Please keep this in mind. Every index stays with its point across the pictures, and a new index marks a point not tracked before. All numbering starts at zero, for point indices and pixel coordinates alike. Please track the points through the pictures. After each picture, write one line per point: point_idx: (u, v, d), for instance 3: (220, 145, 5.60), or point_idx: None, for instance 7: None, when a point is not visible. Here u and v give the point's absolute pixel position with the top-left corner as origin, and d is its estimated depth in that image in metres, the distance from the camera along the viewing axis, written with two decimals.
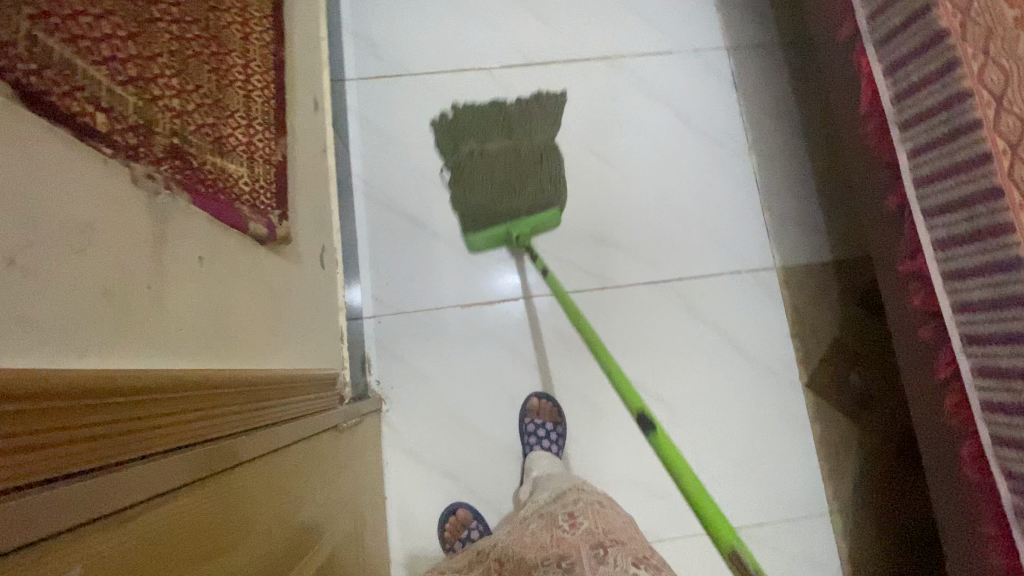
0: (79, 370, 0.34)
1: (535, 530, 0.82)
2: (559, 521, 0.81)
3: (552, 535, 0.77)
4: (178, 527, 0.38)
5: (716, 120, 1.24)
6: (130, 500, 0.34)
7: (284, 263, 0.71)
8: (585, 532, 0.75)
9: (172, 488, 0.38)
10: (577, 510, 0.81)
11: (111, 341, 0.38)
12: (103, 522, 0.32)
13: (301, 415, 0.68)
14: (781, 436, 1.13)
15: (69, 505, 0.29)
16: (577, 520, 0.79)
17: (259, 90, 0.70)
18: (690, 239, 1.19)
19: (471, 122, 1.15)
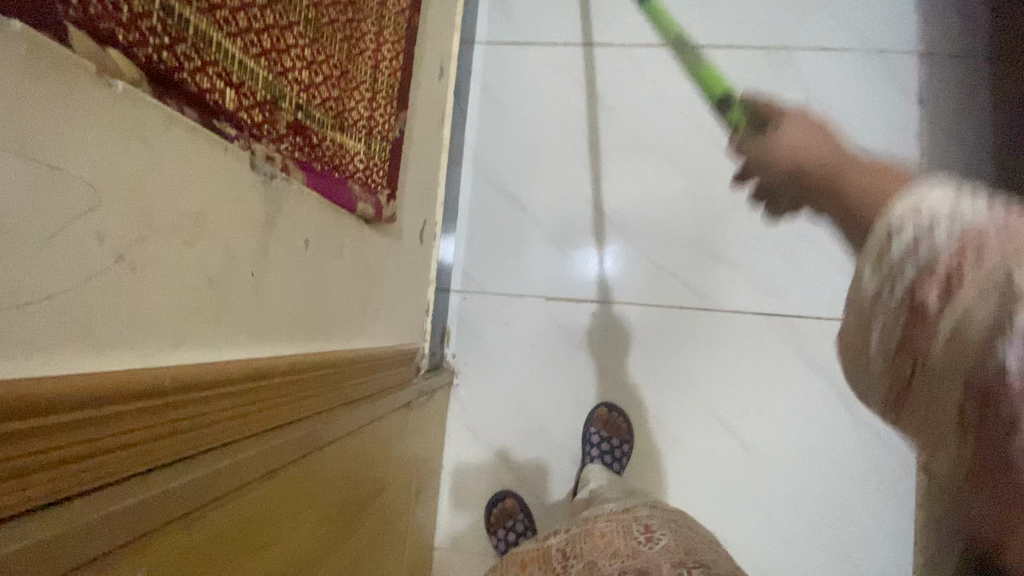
0: (173, 367, 0.34)
1: (606, 530, 0.77)
2: (633, 531, 0.76)
3: (626, 543, 0.73)
4: (247, 523, 0.39)
5: None
6: (211, 498, 0.34)
7: (385, 242, 0.71)
8: (664, 547, 0.71)
9: (250, 483, 0.39)
10: (654, 523, 0.77)
11: (209, 333, 0.38)
12: (184, 521, 0.32)
13: (377, 395, 0.69)
14: (874, 513, 1.00)
15: (154, 506, 0.30)
16: (653, 535, 0.74)
17: (388, 61, 0.68)
18: (817, 273, 1.05)
19: None
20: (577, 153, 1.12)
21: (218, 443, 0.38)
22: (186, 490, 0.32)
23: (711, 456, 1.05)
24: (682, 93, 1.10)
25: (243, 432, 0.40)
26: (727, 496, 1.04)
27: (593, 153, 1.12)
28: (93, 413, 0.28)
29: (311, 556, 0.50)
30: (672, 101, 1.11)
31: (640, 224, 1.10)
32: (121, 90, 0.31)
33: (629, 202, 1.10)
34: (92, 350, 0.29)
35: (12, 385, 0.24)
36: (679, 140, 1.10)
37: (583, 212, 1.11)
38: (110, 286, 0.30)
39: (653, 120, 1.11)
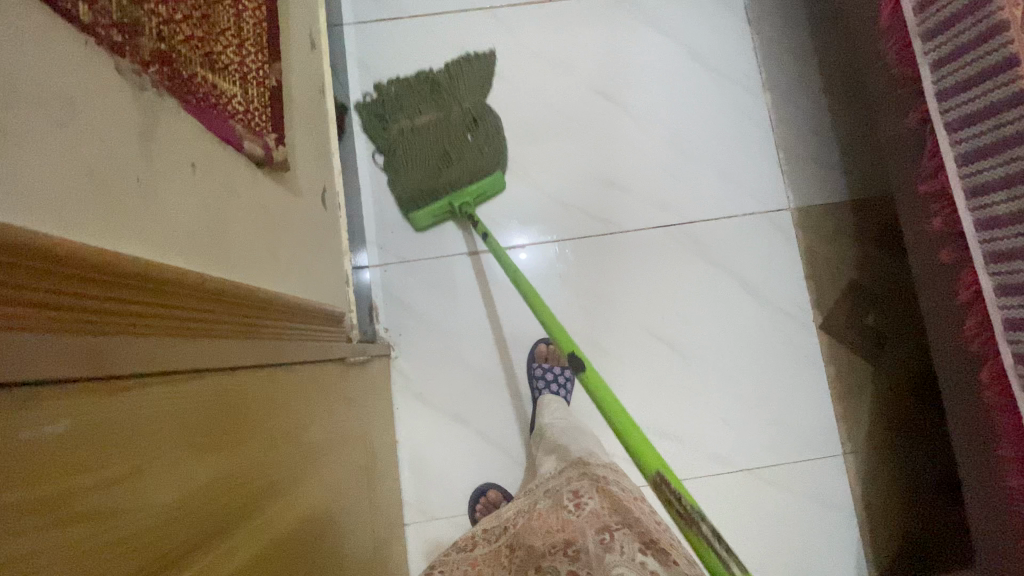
0: (72, 240, 0.33)
1: (541, 509, 0.79)
2: (564, 502, 0.78)
3: (558, 516, 0.75)
4: (181, 426, 0.38)
5: (729, 57, 1.19)
6: (134, 371, 0.34)
7: (282, 192, 0.70)
8: (591, 512, 0.73)
9: (173, 371, 0.38)
10: (581, 488, 0.79)
11: (102, 224, 0.37)
12: (110, 386, 0.32)
13: (306, 341, 0.68)
14: (795, 378, 1.12)
15: (76, 356, 0.29)
16: (583, 500, 0.76)
17: (252, 11, 0.68)
18: (698, 181, 1.16)
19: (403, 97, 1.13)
20: None
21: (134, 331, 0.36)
22: (102, 352, 0.31)
23: (648, 366, 1.12)
24: (550, 45, 1.19)
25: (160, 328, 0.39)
26: (669, 399, 1.11)
27: None
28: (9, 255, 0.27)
29: (260, 479, 0.49)
30: (543, 53, 1.19)
31: (537, 170, 1.16)
32: None
33: (523, 152, 1.16)
34: None
35: None
36: (556, 88, 1.18)
37: None
38: None
39: (528, 72, 1.18)
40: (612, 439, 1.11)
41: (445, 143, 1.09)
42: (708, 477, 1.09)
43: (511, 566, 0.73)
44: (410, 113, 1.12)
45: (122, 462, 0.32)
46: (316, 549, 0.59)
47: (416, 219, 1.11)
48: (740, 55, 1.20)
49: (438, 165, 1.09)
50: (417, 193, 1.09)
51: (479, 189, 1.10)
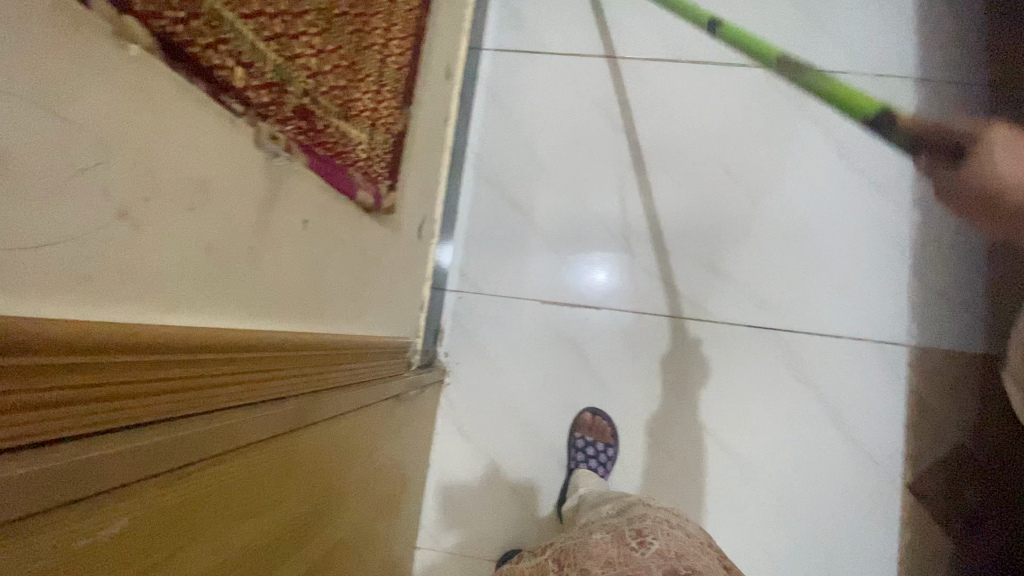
0: (171, 328, 0.35)
1: (598, 539, 0.77)
2: (625, 537, 0.76)
3: (619, 551, 0.73)
4: (223, 505, 0.39)
5: (880, 162, 1.07)
6: (203, 457, 0.36)
7: (383, 234, 0.71)
8: (656, 553, 0.71)
9: (239, 447, 0.40)
10: (645, 527, 0.76)
11: (206, 297, 0.39)
12: (176, 476, 0.34)
13: (368, 382, 0.70)
14: (860, 532, 1.00)
15: (151, 458, 0.31)
16: (647, 539, 0.74)
17: (396, 56, 0.70)
18: (808, 289, 1.06)
19: None
20: (579, 161, 1.14)
21: (210, 407, 0.39)
22: (178, 446, 0.33)
23: (700, 468, 1.05)
24: (685, 108, 1.13)
25: (235, 398, 0.41)
26: (712, 509, 1.04)
27: (592, 158, 1.14)
28: (98, 358, 0.29)
29: (291, 533, 0.51)
30: (676, 115, 1.13)
31: (636, 233, 1.11)
32: (135, 54, 0.32)
33: (626, 212, 1.12)
34: (97, 301, 0.30)
35: (28, 321, 0.25)
36: (680, 155, 1.12)
37: (583, 219, 1.13)
38: (110, 240, 0.31)
39: (654, 131, 1.13)
40: None
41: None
42: None
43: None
44: None
45: (168, 546, 0.34)
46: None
47: None
48: (895, 163, 1.07)
49: None
50: None
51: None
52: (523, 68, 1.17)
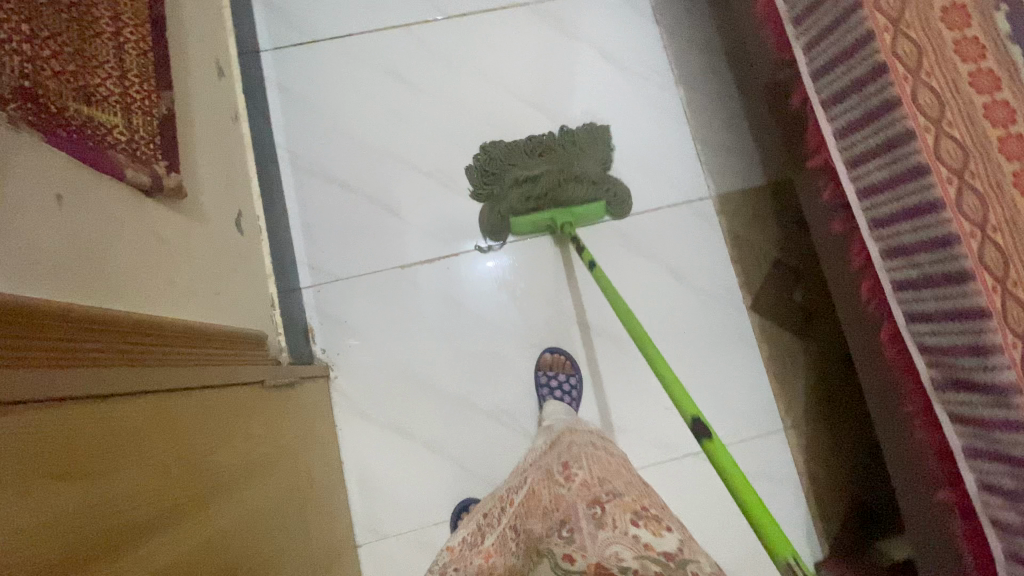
0: None
1: (535, 487, 0.80)
2: (556, 474, 0.79)
3: (551, 489, 0.76)
4: (24, 456, 0.38)
5: (642, 56, 1.23)
6: None
7: (179, 218, 0.70)
8: (580, 483, 0.74)
9: (30, 399, 0.39)
10: (572, 459, 0.79)
11: None
12: None
13: (216, 365, 0.68)
14: (730, 360, 1.15)
15: None
16: (572, 471, 0.77)
17: (134, 43, 0.68)
18: (622, 177, 1.20)
19: (505, 154, 1.13)
20: (389, 128, 1.17)
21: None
22: None
23: (588, 361, 1.14)
24: (469, 57, 1.21)
25: (22, 357, 0.40)
26: (613, 393, 1.13)
27: (404, 122, 1.17)
28: None
29: (148, 509, 0.49)
30: (464, 64, 1.21)
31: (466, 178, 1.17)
32: None
33: (451, 162, 1.17)
34: None
35: None
36: (478, 97, 1.20)
37: (412, 179, 1.16)
38: None
39: (449, 83, 1.19)
40: None
41: (556, 177, 1.10)
42: (659, 466, 1.11)
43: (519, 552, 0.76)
44: (522, 165, 1.12)
45: None
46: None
47: (516, 223, 1.12)
48: (653, 53, 1.24)
49: (546, 188, 1.10)
50: (523, 202, 1.10)
51: (583, 213, 1.11)
52: (307, 59, 1.18)
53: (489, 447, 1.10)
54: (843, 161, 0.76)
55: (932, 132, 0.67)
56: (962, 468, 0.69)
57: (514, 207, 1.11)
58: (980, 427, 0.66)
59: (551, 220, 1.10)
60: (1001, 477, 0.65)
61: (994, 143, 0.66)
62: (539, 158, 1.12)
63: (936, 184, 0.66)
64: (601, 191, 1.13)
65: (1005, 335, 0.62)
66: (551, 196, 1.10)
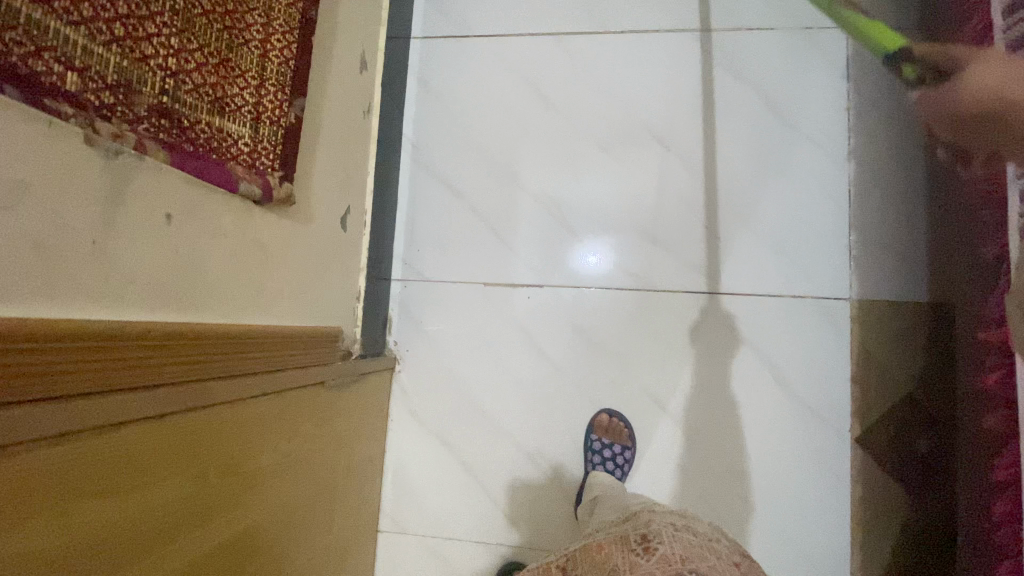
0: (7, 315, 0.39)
1: (606, 541, 0.79)
2: (631, 542, 0.77)
3: (624, 554, 0.75)
4: (78, 477, 0.43)
5: (815, 117, 1.05)
6: (44, 432, 0.40)
7: (283, 224, 0.74)
8: (660, 557, 0.72)
9: (93, 428, 0.44)
10: (651, 532, 0.77)
11: (50, 289, 0.43)
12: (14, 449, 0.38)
13: (283, 370, 0.72)
14: (809, 487, 1.00)
15: None
16: (651, 544, 0.75)
17: (279, 50, 0.72)
18: (748, 250, 1.06)
19: None
20: (512, 141, 1.13)
21: (61, 390, 0.42)
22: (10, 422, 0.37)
23: (648, 436, 1.06)
24: (617, 81, 1.11)
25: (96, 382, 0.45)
26: (665, 477, 1.05)
27: (530, 138, 1.13)
28: None
29: (181, 514, 0.54)
30: (608, 87, 1.12)
31: (575, 211, 1.11)
32: None
33: (566, 190, 1.11)
34: None
35: None
36: (613, 127, 1.11)
37: (521, 199, 1.12)
38: None
39: (585, 104, 1.12)
40: None
41: None
42: None
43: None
44: None
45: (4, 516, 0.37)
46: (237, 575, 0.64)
47: None
48: (831, 117, 1.05)
49: None
50: None
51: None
52: (452, 54, 1.17)
53: (522, 485, 1.09)
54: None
55: None
56: None
57: None
58: None
59: None
60: None
61: None
62: None
63: None
64: None
65: None
66: None
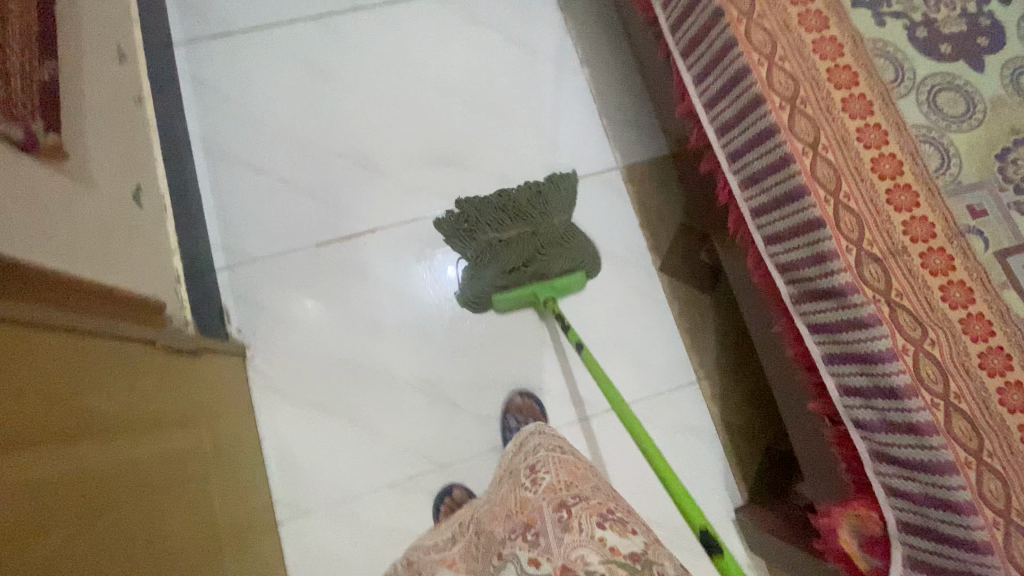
0: None
1: (500, 496, 0.71)
2: (522, 479, 0.70)
3: (515, 497, 0.68)
4: None
5: (547, 40, 1.30)
6: None
7: (59, 176, 0.72)
8: (547, 487, 0.66)
9: None
10: (538, 462, 0.71)
11: None
12: None
13: (96, 316, 0.68)
14: (642, 319, 1.19)
15: None
16: (539, 475, 0.69)
17: (17, 10, 0.68)
18: (532, 151, 1.25)
19: (481, 212, 1.14)
20: (305, 114, 1.20)
21: None
22: None
23: (506, 328, 1.17)
24: (382, 45, 1.26)
25: None
26: (533, 357, 1.16)
27: (319, 107, 1.21)
28: None
29: (7, 432, 0.49)
30: (377, 51, 1.25)
31: (381, 158, 1.21)
32: None
33: (367, 144, 1.21)
34: None
35: None
36: (392, 82, 1.24)
37: (328, 162, 1.19)
38: None
39: (361, 69, 1.24)
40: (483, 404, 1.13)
41: (533, 247, 1.11)
42: (572, 424, 1.14)
43: (480, 557, 0.69)
44: (497, 228, 1.12)
45: None
46: (127, 516, 0.62)
47: (497, 302, 1.12)
48: (559, 38, 1.31)
49: (524, 260, 1.11)
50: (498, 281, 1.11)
51: (565, 286, 1.12)
52: (219, 51, 1.21)
53: (412, 416, 1.11)
54: (701, 104, 0.82)
55: (765, 65, 0.73)
56: (824, 377, 0.73)
57: (496, 284, 1.11)
58: (831, 332, 0.70)
59: (533, 296, 1.11)
60: (854, 378, 0.69)
61: (822, 71, 0.73)
62: (506, 212, 1.13)
63: (771, 110, 0.72)
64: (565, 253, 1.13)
65: (839, 240, 0.68)
66: (533, 271, 1.11)
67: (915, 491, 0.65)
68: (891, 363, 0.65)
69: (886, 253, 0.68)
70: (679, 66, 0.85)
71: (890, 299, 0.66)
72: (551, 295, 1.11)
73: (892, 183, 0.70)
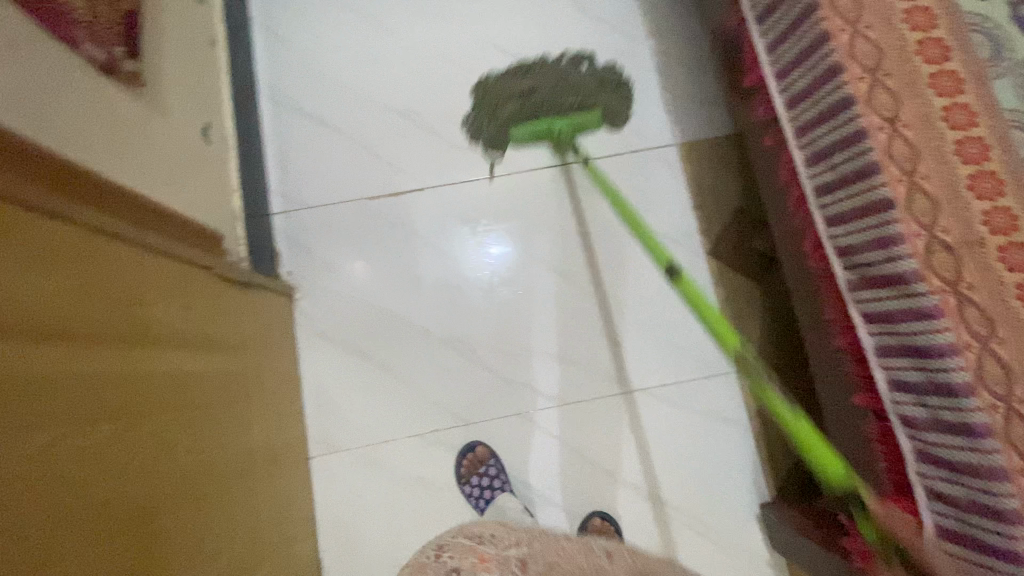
0: None
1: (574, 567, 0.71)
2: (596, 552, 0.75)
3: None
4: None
5: (615, 9, 1.27)
6: None
7: (136, 103, 0.76)
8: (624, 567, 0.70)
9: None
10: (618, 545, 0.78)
11: None
12: None
13: (165, 239, 0.74)
14: (684, 302, 1.16)
15: None
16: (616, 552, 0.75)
17: None
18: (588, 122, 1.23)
19: (490, 90, 1.10)
20: (368, 69, 1.22)
21: None
22: None
23: (545, 298, 1.16)
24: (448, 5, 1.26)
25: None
26: (570, 329, 1.15)
27: (381, 64, 1.23)
28: None
29: (80, 327, 0.55)
30: (442, 11, 1.25)
31: (437, 119, 1.22)
32: None
33: (424, 103, 1.22)
34: None
35: None
36: (454, 43, 1.24)
37: (385, 118, 1.21)
38: None
39: (425, 29, 1.25)
40: (515, 369, 1.14)
41: (553, 79, 1.07)
42: (601, 399, 1.13)
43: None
44: (515, 83, 1.09)
45: None
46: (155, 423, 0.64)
47: (515, 134, 1.01)
48: (627, 7, 1.27)
49: (535, 90, 1.06)
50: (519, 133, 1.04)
51: (585, 123, 1.02)
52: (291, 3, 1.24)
53: (444, 374, 1.13)
54: (772, 73, 0.78)
55: (848, 33, 0.69)
56: (874, 369, 0.69)
57: (508, 115, 1.08)
58: (887, 322, 0.66)
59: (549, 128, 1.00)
60: (907, 372, 0.65)
61: (910, 44, 0.68)
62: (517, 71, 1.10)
63: (849, 80, 0.68)
64: (590, 103, 1.07)
65: (909, 223, 0.64)
66: (545, 108, 1.04)
67: (961, 496, 0.62)
68: (950, 359, 0.61)
69: (960, 243, 0.63)
70: (753, 32, 0.80)
71: (958, 291, 0.62)
72: (568, 129, 1.01)
73: (977, 168, 0.65)
